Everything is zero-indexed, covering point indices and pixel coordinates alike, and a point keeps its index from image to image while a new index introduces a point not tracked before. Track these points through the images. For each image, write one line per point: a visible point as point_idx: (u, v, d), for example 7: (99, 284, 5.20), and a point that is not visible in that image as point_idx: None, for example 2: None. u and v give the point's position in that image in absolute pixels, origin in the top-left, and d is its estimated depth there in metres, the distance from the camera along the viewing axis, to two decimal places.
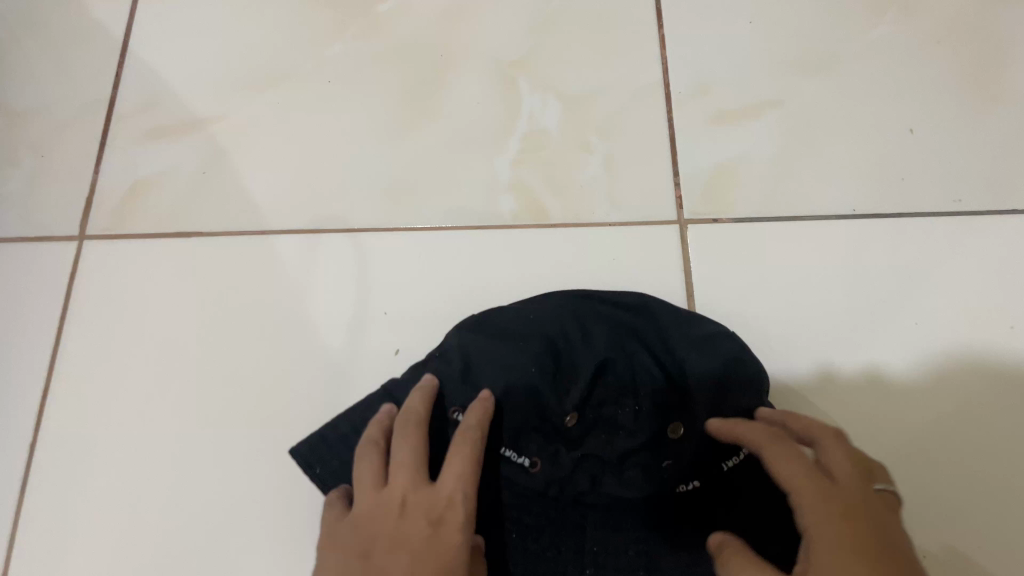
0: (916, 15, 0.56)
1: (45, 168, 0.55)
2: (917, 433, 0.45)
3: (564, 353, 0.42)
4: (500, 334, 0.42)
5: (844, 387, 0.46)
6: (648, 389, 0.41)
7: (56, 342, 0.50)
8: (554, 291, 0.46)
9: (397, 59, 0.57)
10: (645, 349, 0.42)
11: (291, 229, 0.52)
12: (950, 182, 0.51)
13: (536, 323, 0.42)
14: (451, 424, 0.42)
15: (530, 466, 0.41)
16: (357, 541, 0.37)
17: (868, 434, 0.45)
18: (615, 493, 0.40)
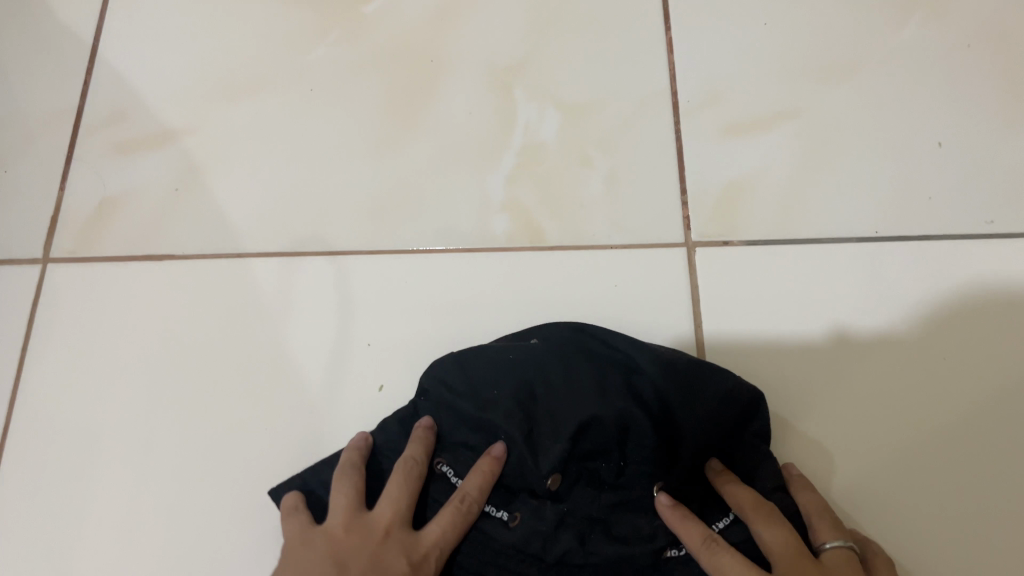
0: (942, 17, 0.52)
1: (7, 183, 0.51)
2: (882, 470, 0.42)
3: (541, 401, 0.37)
4: (474, 383, 0.38)
5: (809, 420, 0.43)
6: (637, 443, 0.36)
7: (18, 372, 0.46)
8: (547, 331, 0.41)
9: (384, 65, 0.53)
10: (633, 396, 0.36)
11: (270, 250, 0.48)
12: (981, 201, 0.47)
13: (514, 367, 0.38)
14: (433, 477, 0.39)
15: (508, 521, 0.37)
16: (330, 557, 0.34)
17: (829, 470, 0.42)
18: (606, 552, 0.35)
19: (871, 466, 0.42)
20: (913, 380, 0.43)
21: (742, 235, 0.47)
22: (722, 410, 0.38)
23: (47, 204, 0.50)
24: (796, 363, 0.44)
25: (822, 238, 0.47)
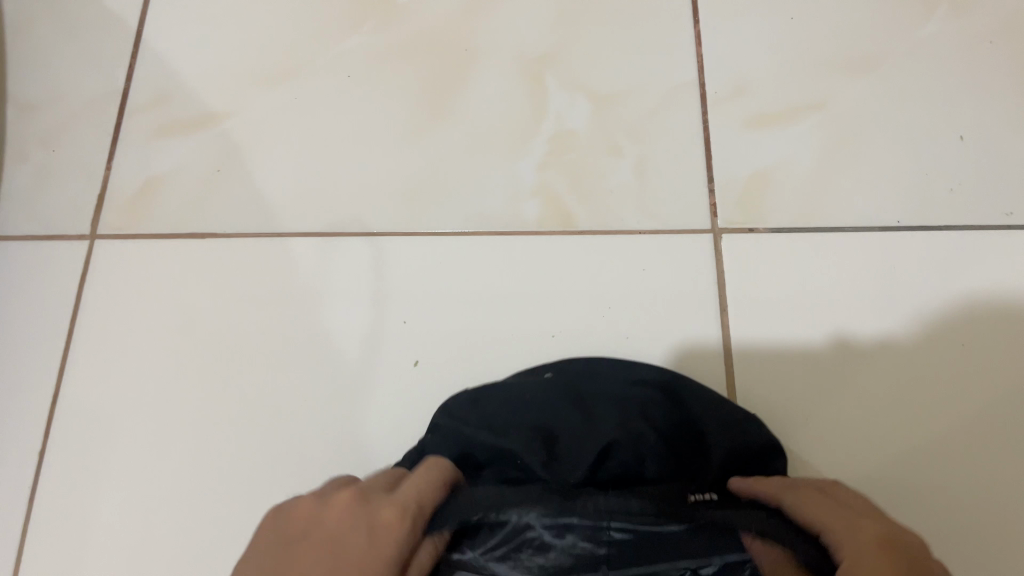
0: (967, 12, 0.53)
1: (55, 163, 0.53)
2: (894, 462, 0.43)
3: (559, 426, 0.38)
4: (489, 417, 0.39)
5: (824, 413, 0.44)
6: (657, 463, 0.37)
7: (67, 345, 0.49)
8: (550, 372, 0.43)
9: (419, 54, 0.55)
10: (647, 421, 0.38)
11: (308, 231, 0.50)
12: (1002, 193, 0.48)
13: (529, 404, 0.39)
14: None
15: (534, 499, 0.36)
16: None
17: (842, 461, 0.43)
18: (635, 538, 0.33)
19: (865, 475, 0.43)
20: (909, 389, 0.45)
21: (767, 224, 0.48)
22: (747, 439, 0.39)
23: (93, 183, 0.52)
24: (817, 355, 0.45)
25: (844, 229, 0.48)
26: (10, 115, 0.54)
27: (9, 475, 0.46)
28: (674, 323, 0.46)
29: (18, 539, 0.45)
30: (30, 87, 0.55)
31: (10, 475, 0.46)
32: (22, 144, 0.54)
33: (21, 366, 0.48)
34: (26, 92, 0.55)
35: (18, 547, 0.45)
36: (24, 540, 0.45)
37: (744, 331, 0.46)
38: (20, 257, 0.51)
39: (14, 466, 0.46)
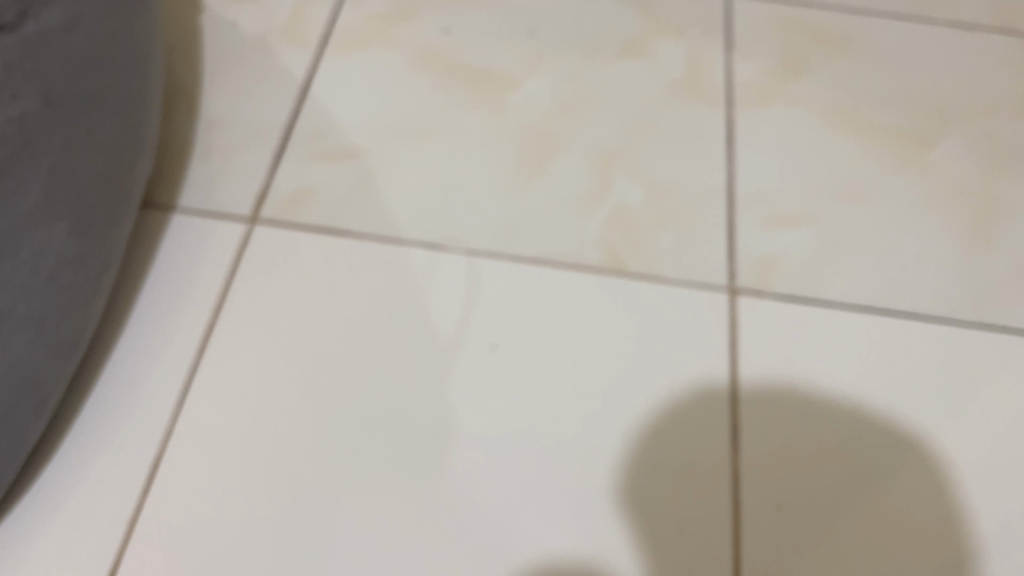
0: (935, 173, 0.70)
1: (228, 165, 0.68)
2: (810, 470, 0.57)
3: None
4: None
5: (763, 429, 0.58)
6: None
7: (223, 293, 0.63)
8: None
9: (518, 133, 0.71)
10: None
11: (421, 242, 0.65)
12: (947, 296, 0.64)
13: None
14: None
15: None
16: None
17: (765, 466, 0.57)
18: None
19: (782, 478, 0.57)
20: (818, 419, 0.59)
21: (771, 292, 0.64)
22: None
23: (256, 185, 0.67)
24: (801, 408, 0.59)
25: (834, 306, 0.63)
26: (199, 125, 0.70)
27: (165, 381, 0.59)
28: (689, 350, 0.61)
29: (163, 431, 0.57)
30: (218, 109, 0.71)
31: (163, 387, 0.59)
32: (206, 147, 0.69)
33: (181, 308, 0.62)
34: (214, 111, 0.71)
35: (163, 436, 0.57)
36: (169, 431, 0.57)
37: (750, 380, 0.60)
38: (195, 226, 0.65)
39: (169, 376, 0.59)
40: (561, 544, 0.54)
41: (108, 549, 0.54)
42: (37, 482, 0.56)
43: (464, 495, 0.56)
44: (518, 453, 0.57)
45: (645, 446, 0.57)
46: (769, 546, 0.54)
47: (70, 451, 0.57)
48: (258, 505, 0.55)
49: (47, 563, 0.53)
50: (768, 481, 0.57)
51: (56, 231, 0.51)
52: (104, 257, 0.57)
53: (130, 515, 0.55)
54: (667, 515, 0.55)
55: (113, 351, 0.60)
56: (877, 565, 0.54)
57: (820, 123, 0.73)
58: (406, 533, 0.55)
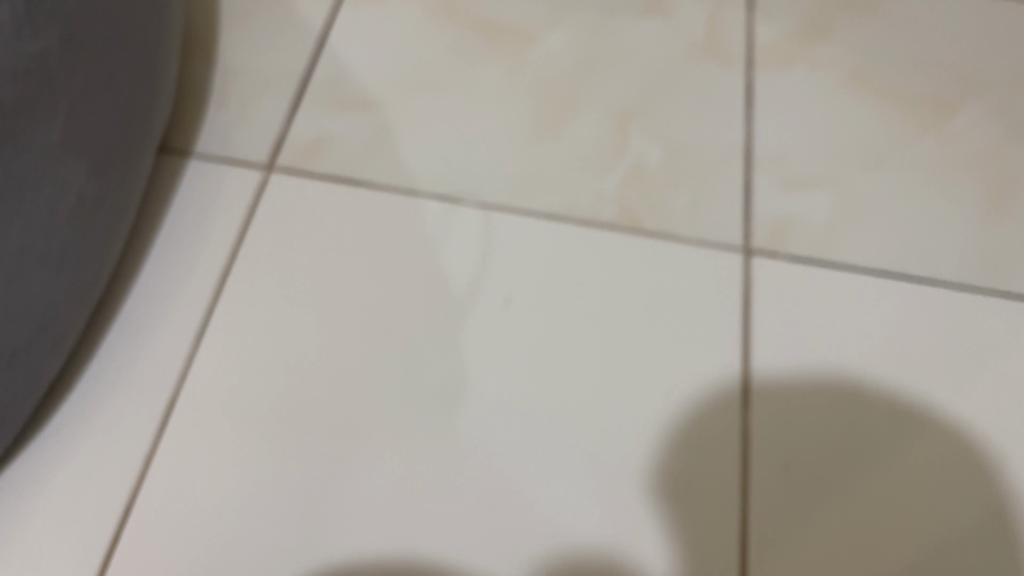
0: (954, 141, 0.70)
1: (245, 114, 0.68)
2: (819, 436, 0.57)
3: None
4: None
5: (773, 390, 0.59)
6: None
7: (238, 241, 0.63)
8: None
9: (536, 89, 0.71)
10: None
11: (436, 195, 0.65)
12: (963, 264, 0.64)
13: None
14: None
15: None
16: None
17: (775, 428, 0.57)
18: None
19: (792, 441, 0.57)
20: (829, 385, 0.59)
21: (786, 254, 0.64)
22: None
23: (272, 133, 0.67)
24: (811, 369, 0.59)
25: (848, 270, 0.63)
26: (217, 73, 0.70)
27: (179, 324, 0.60)
28: (701, 309, 0.61)
29: (178, 374, 0.58)
30: (235, 56, 0.71)
31: (178, 330, 0.59)
32: (223, 95, 0.69)
33: (196, 253, 0.62)
34: (231, 59, 0.71)
35: (177, 379, 0.58)
36: (183, 375, 0.58)
37: (761, 341, 0.60)
38: (211, 173, 0.65)
39: (184, 320, 0.60)
40: (570, 496, 0.55)
41: (123, 486, 0.54)
42: (53, 419, 0.56)
43: (475, 445, 0.56)
44: (529, 407, 0.57)
45: (656, 402, 0.58)
46: (776, 505, 0.55)
47: (86, 390, 0.57)
48: (272, 448, 0.56)
49: (63, 498, 0.54)
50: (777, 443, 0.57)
51: (74, 171, 0.51)
52: (121, 199, 0.57)
53: (144, 454, 0.55)
54: (675, 471, 0.56)
55: (129, 293, 0.61)
56: (880, 527, 0.55)
57: (840, 88, 0.72)
58: (416, 479, 0.55)
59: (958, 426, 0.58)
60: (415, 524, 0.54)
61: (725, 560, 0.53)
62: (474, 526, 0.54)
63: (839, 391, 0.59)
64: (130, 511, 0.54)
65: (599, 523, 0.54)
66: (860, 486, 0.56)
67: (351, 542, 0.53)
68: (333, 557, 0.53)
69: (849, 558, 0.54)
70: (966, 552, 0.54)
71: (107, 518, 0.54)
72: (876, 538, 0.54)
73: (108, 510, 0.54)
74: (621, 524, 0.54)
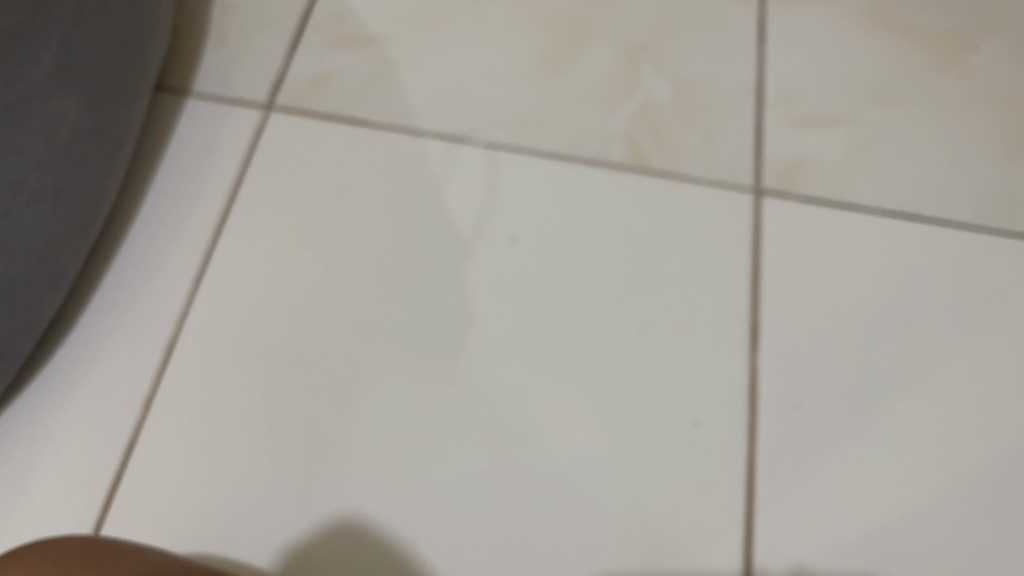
0: (973, 77, 0.68)
1: (244, 50, 0.67)
2: (830, 378, 0.56)
3: None
4: None
5: (783, 331, 0.57)
6: None
7: (238, 180, 0.62)
8: None
9: (543, 24, 0.69)
10: None
11: (441, 133, 0.64)
12: (979, 203, 0.62)
13: None
14: None
15: None
16: None
17: (786, 370, 0.56)
18: None
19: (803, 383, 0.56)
20: (841, 326, 0.58)
21: (798, 194, 0.62)
22: None
23: (271, 71, 0.66)
24: (823, 310, 0.58)
25: (861, 210, 0.62)
26: (216, 8, 0.69)
27: (181, 264, 0.59)
28: (710, 250, 0.60)
29: (179, 313, 0.57)
30: None
31: (177, 270, 0.59)
32: (222, 31, 0.68)
33: (196, 192, 0.61)
34: None
35: (178, 318, 0.57)
36: (184, 314, 0.57)
37: (771, 281, 0.59)
38: (211, 111, 0.64)
39: (185, 259, 0.59)
40: (575, 436, 0.54)
41: (126, 426, 0.54)
42: (54, 359, 0.56)
43: (480, 385, 0.56)
44: (535, 346, 0.57)
45: (662, 342, 0.57)
46: (784, 446, 0.54)
47: (87, 330, 0.57)
48: (274, 388, 0.55)
49: (67, 436, 0.54)
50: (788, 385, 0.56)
51: (68, 103, 0.49)
52: (118, 135, 0.56)
53: (146, 394, 0.55)
54: (684, 412, 0.55)
55: (128, 233, 0.60)
56: (890, 469, 0.54)
57: (856, 24, 0.70)
58: (420, 419, 0.55)
59: (972, 368, 0.57)
60: (419, 463, 0.53)
61: (732, 500, 0.53)
62: (479, 467, 0.53)
63: (852, 332, 0.58)
64: (133, 451, 0.54)
65: (605, 465, 0.54)
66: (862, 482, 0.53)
67: (356, 481, 0.53)
68: (337, 499, 0.53)
69: (859, 500, 0.53)
70: (980, 493, 0.53)
71: (110, 456, 0.53)
72: (887, 479, 0.53)
73: (111, 448, 0.54)
74: (627, 464, 0.54)
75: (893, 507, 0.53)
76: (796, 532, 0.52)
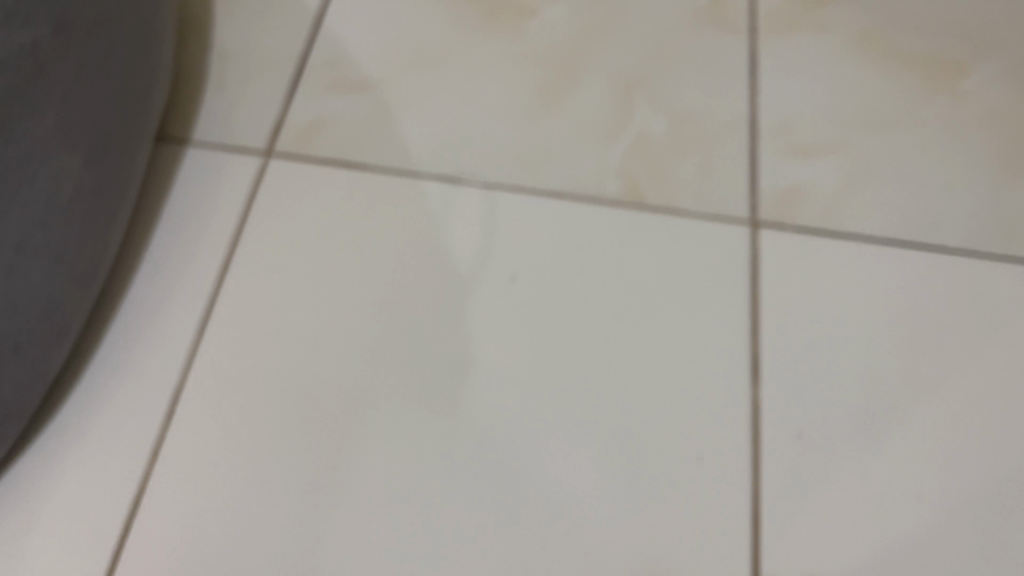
0: (965, 102, 0.68)
1: (242, 98, 0.68)
2: (831, 408, 0.56)
3: None
4: None
5: (783, 362, 0.58)
6: None
7: (239, 228, 0.62)
8: None
9: (536, 63, 0.70)
10: None
11: (438, 175, 0.64)
12: (975, 228, 0.62)
13: None
14: None
15: None
16: None
17: (787, 401, 0.56)
18: None
19: (805, 415, 0.56)
20: (841, 356, 0.58)
21: (794, 225, 0.63)
22: None
23: (271, 117, 0.67)
24: (822, 339, 0.58)
25: (857, 239, 0.62)
26: (214, 57, 0.70)
27: (184, 313, 0.59)
28: (708, 284, 0.60)
29: (183, 362, 0.58)
30: (231, 40, 0.70)
31: (181, 319, 0.59)
32: (220, 79, 0.69)
33: (198, 241, 0.62)
34: (227, 43, 0.70)
35: (182, 368, 0.58)
36: (189, 363, 0.58)
37: (770, 312, 0.59)
38: (210, 160, 0.65)
39: (188, 308, 0.60)
40: (579, 474, 0.54)
41: (132, 477, 0.55)
42: (61, 411, 0.56)
43: (484, 425, 0.56)
44: (537, 385, 0.57)
45: (664, 377, 0.57)
46: (788, 477, 0.54)
47: (92, 382, 0.57)
48: (277, 434, 0.56)
49: (74, 490, 0.54)
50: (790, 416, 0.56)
51: (71, 159, 0.50)
52: (120, 188, 0.57)
53: (152, 443, 0.55)
54: (688, 446, 0.55)
55: (132, 283, 0.60)
56: (894, 497, 0.54)
57: (847, 52, 0.71)
58: (424, 461, 0.55)
59: (973, 393, 0.57)
60: (423, 505, 0.54)
61: (738, 534, 0.53)
62: (485, 508, 0.54)
63: (851, 361, 0.58)
64: (140, 502, 0.54)
65: (610, 502, 0.54)
66: (866, 512, 0.53)
67: (361, 524, 0.53)
68: (343, 543, 0.53)
69: (863, 529, 0.53)
70: (984, 517, 0.53)
71: (118, 508, 0.54)
72: (892, 508, 0.53)
73: (119, 500, 0.54)
74: (631, 501, 0.54)
75: (899, 534, 0.53)
76: (803, 564, 0.52)
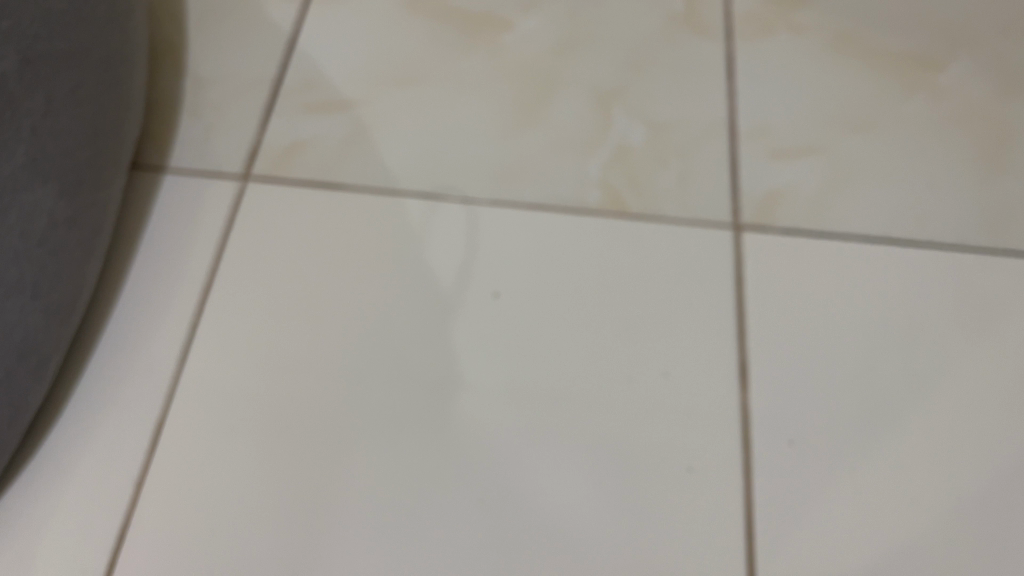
0: (943, 97, 0.68)
1: (218, 123, 0.67)
2: (821, 410, 0.56)
3: None
4: None
5: (770, 366, 0.57)
6: None
7: (218, 254, 0.62)
8: None
9: (512, 76, 0.70)
10: None
11: (417, 192, 0.64)
12: (957, 222, 0.62)
13: None
14: None
15: None
16: None
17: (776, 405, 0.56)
18: None
19: (794, 419, 0.56)
20: (829, 357, 0.57)
21: (777, 227, 0.62)
22: None
23: (247, 142, 0.66)
24: (809, 342, 0.58)
25: (840, 238, 0.62)
26: (188, 83, 0.69)
27: (165, 342, 0.59)
28: (693, 290, 0.60)
29: (165, 392, 0.57)
30: (205, 66, 0.70)
31: (162, 349, 0.58)
32: (195, 105, 0.68)
33: (176, 269, 0.61)
34: (200, 68, 0.70)
35: (165, 397, 0.57)
36: (171, 392, 0.57)
37: (756, 317, 0.59)
38: (187, 187, 0.64)
39: (169, 337, 0.59)
40: (570, 487, 0.54)
41: (118, 510, 0.54)
42: (43, 447, 0.56)
43: (471, 442, 0.55)
44: (524, 400, 0.56)
45: (651, 386, 0.57)
46: (781, 482, 0.54)
47: (73, 415, 0.57)
48: (263, 460, 0.55)
49: (59, 525, 0.53)
50: (779, 421, 0.56)
51: (44, 193, 0.50)
52: (96, 219, 0.56)
53: (136, 477, 0.55)
54: (678, 455, 0.55)
55: (111, 315, 0.60)
56: (888, 497, 0.53)
57: (824, 53, 0.71)
58: (413, 483, 0.54)
59: (962, 388, 0.56)
60: (414, 526, 0.53)
61: (733, 541, 0.52)
62: (476, 526, 0.53)
63: (840, 362, 0.57)
64: (125, 535, 0.53)
65: (601, 514, 0.53)
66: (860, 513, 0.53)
67: (350, 551, 0.52)
68: (333, 568, 0.52)
69: (858, 531, 0.52)
70: (981, 515, 0.53)
71: (103, 542, 0.53)
72: (886, 508, 0.53)
73: (104, 534, 0.53)
74: (623, 512, 0.53)
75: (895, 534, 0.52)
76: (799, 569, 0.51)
